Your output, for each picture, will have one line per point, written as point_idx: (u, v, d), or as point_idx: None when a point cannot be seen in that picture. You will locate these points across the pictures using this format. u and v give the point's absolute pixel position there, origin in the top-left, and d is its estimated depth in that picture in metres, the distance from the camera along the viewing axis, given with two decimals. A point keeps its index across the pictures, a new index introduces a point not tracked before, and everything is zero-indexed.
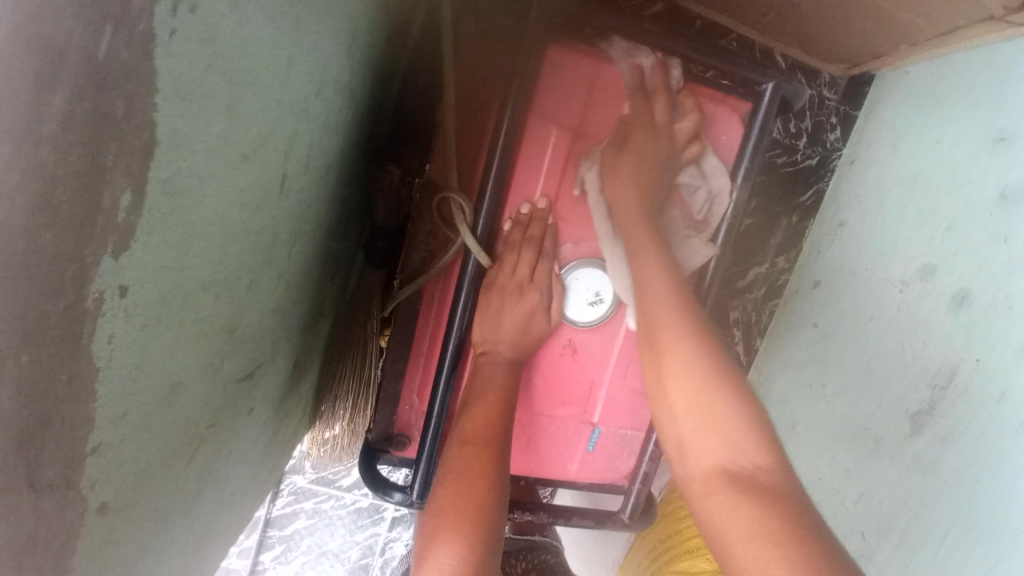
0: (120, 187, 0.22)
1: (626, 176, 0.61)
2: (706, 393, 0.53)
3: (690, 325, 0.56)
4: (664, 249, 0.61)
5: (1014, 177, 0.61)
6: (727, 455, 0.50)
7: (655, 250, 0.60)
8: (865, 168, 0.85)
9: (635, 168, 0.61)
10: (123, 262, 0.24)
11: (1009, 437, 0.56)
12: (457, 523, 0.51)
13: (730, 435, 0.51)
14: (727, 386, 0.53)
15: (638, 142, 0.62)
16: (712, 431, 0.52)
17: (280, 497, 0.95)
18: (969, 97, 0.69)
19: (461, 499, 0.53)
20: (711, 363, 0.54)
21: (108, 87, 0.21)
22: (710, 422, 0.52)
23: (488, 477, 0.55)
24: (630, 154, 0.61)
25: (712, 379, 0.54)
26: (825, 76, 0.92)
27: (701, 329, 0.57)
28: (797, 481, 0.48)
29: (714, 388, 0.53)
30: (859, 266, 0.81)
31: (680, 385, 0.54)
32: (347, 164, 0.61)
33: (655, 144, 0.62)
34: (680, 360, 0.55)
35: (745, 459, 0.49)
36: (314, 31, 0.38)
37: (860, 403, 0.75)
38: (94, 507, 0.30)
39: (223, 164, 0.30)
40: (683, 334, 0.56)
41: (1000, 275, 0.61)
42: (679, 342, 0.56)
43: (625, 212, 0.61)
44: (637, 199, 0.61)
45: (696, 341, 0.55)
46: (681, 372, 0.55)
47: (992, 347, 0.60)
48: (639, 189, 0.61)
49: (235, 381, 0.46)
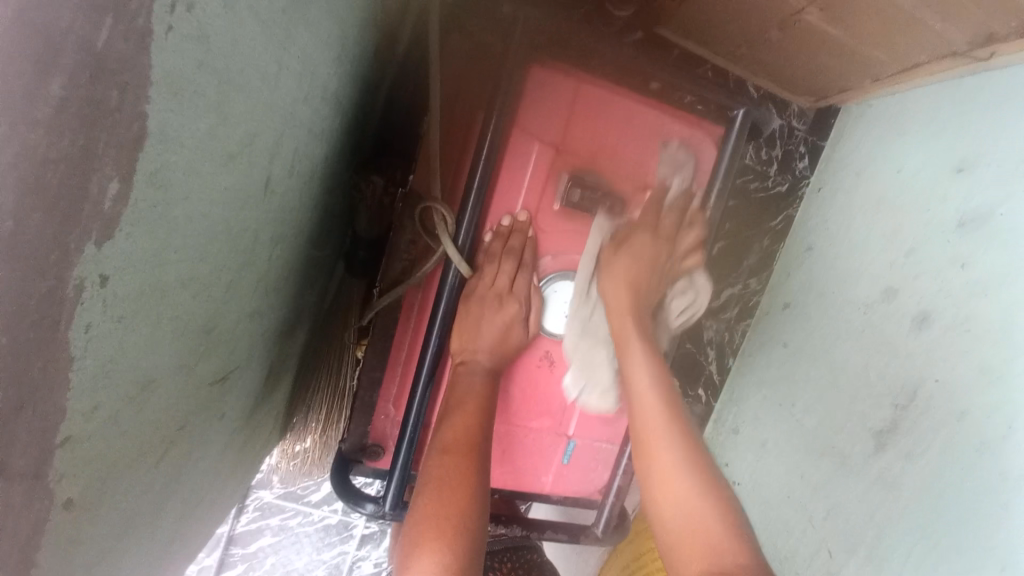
0: (108, 174, 0.23)
1: (620, 263, 0.67)
2: (689, 487, 0.57)
3: (671, 424, 0.61)
4: (649, 343, 0.67)
5: (973, 204, 0.65)
6: (706, 554, 0.52)
7: (643, 345, 0.66)
8: (832, 196, 0.89)
9: (630, 265, 0.68)
10: (106, 251, 0.24)
11: (967, 454, 0.58)
12: (438, 533, 0.51)
13: (711, 536, 0.53)
14: (707, 482, 0.57)
15: (640, 237, 0.68)
16: (692, 527, 0.54)
17: (245, 513, 0.92)
18: (930, 130, 0.73)
19: (441, 509, 0.53)
20: (692, 462, 0.59)
21: (105, 75, 0.21)
22: (691, 519, 0.55)
23: (469, 487, 0.55)
24: (626, 254, 0.68)
25: (693, 477, 0.57)
26: (795, 108, 0.97)
27: (682, 434, 0.61)
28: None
29: (696, 485, 0.57)
30: (826, 289, 0.84)
31: (664, 483, 0.58)
32: (331, 172, 0.61)
33: (657, 248, 0.69)
34: (664, 458, 0.59)
35: (726, 559, 0.51)
36: (304, 38, 0.39)
37: (827, 422, 0.77)
38: (60, 502, 0.29)
39: (210, 159, 0.31)
40: (665, 439, 0.60)
41: (959, 298, 0.64)
42: (661, 441, 0.60)
43: (614, 300, 0.67)
44: (629, 288, 0.67)
45: (678, 441, 0.60)
46: (666, 469, 0.59)
47: (951, 368, 0.62)
48: (630, 284, 0.67)
49: (208, 384, 0.46)
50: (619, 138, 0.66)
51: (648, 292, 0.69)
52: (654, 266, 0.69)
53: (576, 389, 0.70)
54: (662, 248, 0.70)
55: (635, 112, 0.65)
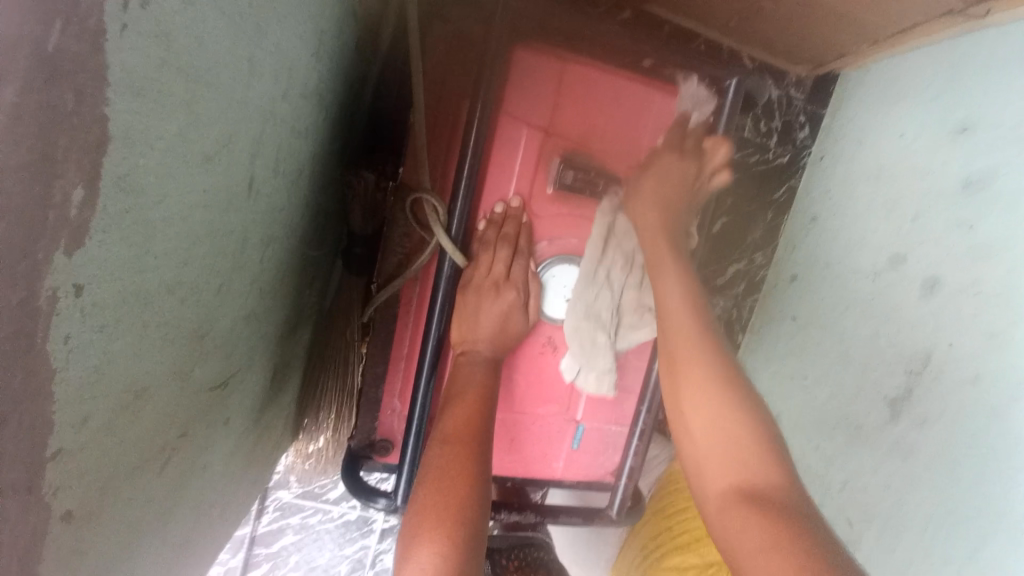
0: (71, 181, 0.22)
1: (646, 186, 0.66)
2: (721, 406, 0.56)
3: (706, 344, 0.60)
4: (682, 264, 0.65)
5: (977, 166, 0.63)
6: (738, 469, 0.52)
7: (676, 271, 0.64)
8: (835, 163, 0.87)
9: (657, 187, 0.66)
10: (77, 261, 0.24)
11: (984, 417, 0.57)
12: (438, 523, 0.50)
13: (745, 454, 0.53)
14: (739, 402, 0.56)
15: (665, 162, 0.66)
16: (725, 445, 0.54)
17: (265, 514, 0.93)
18: (929, 93, 0.72)
19: (442, 498, 0.52)
20: (728, 381, 0.58)
21: (59, 80, 0.20)
22: (721, 435, 0.55)
23: (469, 476, 0.54)
24: (653, 178, 0.66)
25: (723, 396, 0.57)
26: (792, 77, 0.94)
27: (719, 350, 0.60)
28: (809, 504, 0.48)
29: (728, 403, 0.56)
30: (832, 259, 0.82)
31: (695, 406, 0.57)
32: (318, 169, 0.59)
33: (684, 176, 0.68)
34: (696, 379, 0.58)
35: (759, 480, 0.51)
36: (276, 31, 0.38)
37: (839, 392, 0.76)
38: (58, 513, 0.29)
39: (184, 162, 0.30)
40: (701, 355, 0.59)
41: (966, 262, 0.62)
42: (692, 359, 0.59)
43: (644, 222, 0.66)
44: (656, 213, 0.66)
45: (710, 359, 0.59)
46: (693, 389, 0.58)
47: (962, 332, 0.61)
48: (658, 207, 0.66)
49: (207, 389, 0.46)
50: (609, 118, 0.65)
51: (676, 221, 0.68)
52: (678, 194, 0.68)
53: (572, 372, 0.69)
54: (688, 172, 0.68)
55: (624, 89, 0.64)
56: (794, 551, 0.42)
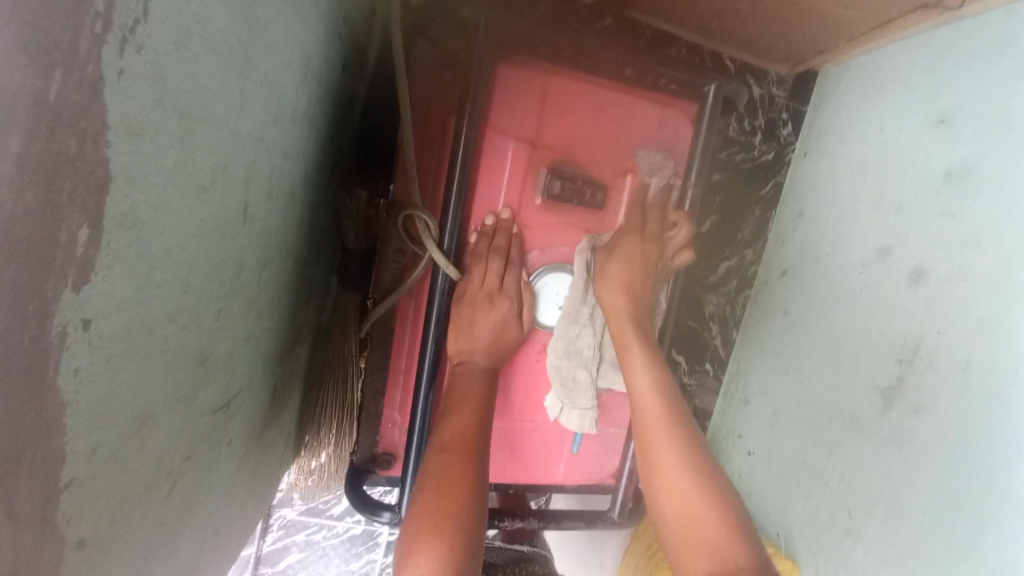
0: (76, 222, 0.23)
1: (613, 266, 0.67)
2: (690, 489, 0.58)
3: (673, 426, 0.62)
4: (645, 333, 0.67)
5: (958, 157, 0.65)
6: (708, 557, 0.53)
7: (641, 339, 0.66)
8: (818, 160, 0.88)
9: (624, 267, 0.67)
10: (84, 296, 0.25)
11: (976, 405, 0.58)
12: (438, 530, 0.51)
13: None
14: (708, 486, 0.58)
15: (630, 242, 0.68)
16: (697, 525, 0.55)
17: (270, 532, 0.93)
18: (907, 86, 0.74)
19: (442, 506, 0.53)
20: (702, 475, 0.59)
21: (61, 128, 0.22)
22: (696, 522, 0.56)
23: (468, 483, 0.55)
24: (619, 258, 0.67)
25: (694, 483, 0.58)
26: (772, 75, 0.96)
27: (687, 431, 0.62)
28: (772, 568, 0.52)
29: (694, 487, 0.58)
30: (820, 254, 0.84)
31: (666, 479, 0.59)
32: (310, 190, 0.61)
33: (649, 249, 0.69)
34: (666, 455, 0.60)
35: (727, 557, 0.52)
36: (265, 63, 0.39)
37: (833, 385, 0.78)
38: (73, 540, 0.30)
39: (182, 194, 0.31)
40: (668, 435, 0.62)
41: (953, 252, 0.64)
42: (665, 443, 0.61)
43: (610, 305, 0.68)
44: (623, 294, 0.67)
45: (683, 443, 0.61)
46: (666, 469, 0.60)
47: (951, 321, 0.62)
48: (625, 287, 0.67)
49: (210, 412, 0.47)
50: (594, 127, 0.66)
51: (642, 298, 0.69)
52: (647, 266, 0.69)
53: (555, 409, 0.70)
54: (653, 251, 0.69)
55: (606, 99, 0.66)
56: None
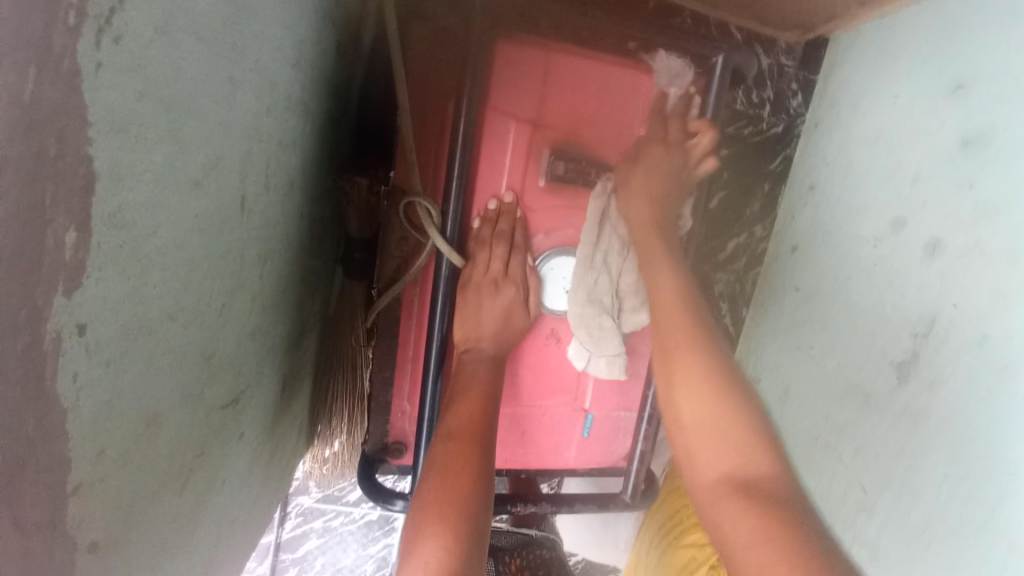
0: (63, 224, 0.23)
1: (635, 179, 0.65)
2: (710, 395, 0.56)
3: (698, 335, 0.60)
4: (675, 255, 0.65)
5: (974, 123, 0.63)
6: (729, 462, 0.53)
7: (668, 259, 0.64)
8: (829, 131, 0.86)
9: (648, 181, 0.65)
10: (77, 300, 0.24)
11: (991, 377, 0.57)
12: (441, 519, 0.50)
13: (739, 445, 0.53)
14: (731, 392, 0.56)
15: (651, 158, 0.65)
16: (714, 426, 0.55)
17: (288, 520, 0.94)
18: (923, 50, 0.71)
19: (446, 494, 0.52)
20: (725, 383, 0.57)
21: (38, 128, 0.21)
22: (717, 430, 0.55)
23: (473, 473, 0.55)
24: (643, 172, 0.65)
25: (713, 380, 0.57)
26: (782, 44, 0.93)
27: (708, 335, 0.61)
28: (795, 481, 0.50)
29: (712, 383, 0.57)
30: (832, 227, 0.82)
31: (686, 387, 0.58)
32: (310, 179, 0.59)
33: (673, 159, 0.66)
34: (688, 361, 0.59)
35: (750, 457, 0.52)
36: (254, 49, 0.38)
37: (847, 359, 0.76)
38: (85, 543, 0.30)
39: (173, 190, 0.31)
40: (693, 342, 0.60)
41: (968, 222, 0.62)
42: (686, 354, 0.60)
43: (636, 219, 0.66)
44: (647, 208, 0.65)
45: (709, 354, 0.59)
46: (685, 380, 0.59)
47: (968, 292, 0.61)
48: (649, 198, 0.65)
49: (219, 408, 0.46)
50: (598, 104, 0.64)
51: (666, 211, 0.66)
52: (669, 176, 0.67)
53: (582, 359, 0.69)
54: (676, 160, 0.67)
55: (611, 74, 0.64)
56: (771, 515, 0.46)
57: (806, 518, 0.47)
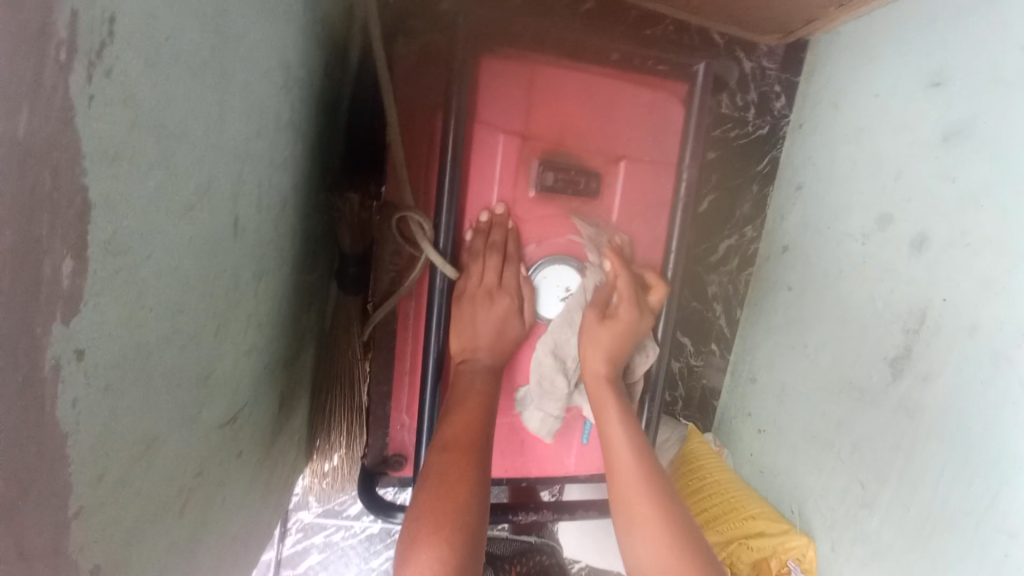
0: (60, 255, 0.23)
1: (602, 330, 0.67)
2: (670, 554, 0.58)
3: (648, 475, 0.63)
4: (626, 405, 0.67)
5: (953, 118, 0.64)
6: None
7: (620, 408, 0.66)
8: (813, 132, 0.87)
9: (612, 334, 0.67)
10: (76, 327, 0.25)
11: (985, 367, 0.58)
12: (437, 529, 0.51)
13: None
14: (694, 556, 0.58)
15: (624, 316, 0.67)
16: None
17: (289, 536, 0.94)
18: (901, 51, 0.72)
19: (441, 505, 0.52)
20: (684, 545, 0.58)
21: (33, 162, 0.21)
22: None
23: (468, 484, 0.55)
24: (610, 323, 0.67)
25: (662, 512, 0.60)
26: (763, 47, 0.94)
27: (654, 472, 0.63)
28: None
29: (677, 548, 0.58)
30: (820, 226, 0.83)
31: (641, 534, 0.59)
32: (304, 197, 0.61)
33: (638, 318, 0.68)
34: (640, 504, 0.61)
35: None
36: (243, 72, 0.38)
37: (840, 356, 0.77)
38: (88, 569, 0.30)
39: (167, 216, 0.31)
40: (643, 485, 0.62)
41: (953, 215, 0.63)
42: (641, 504, 0.61)
43: (594, 369, 0.67)
44: (608, 335, 0.67)
45: (654, 489, 0.62)
46: (644, 533, 0.59)
47: (956, 286, 0.62)
48: (608, 356, 0.67)
49: (218, 427, 0.47)
50: (585, 114, 0.65)
51: (622, 365, 0.68)
52: (633, 339, 0.68)
53: (522, 405, 0.70)
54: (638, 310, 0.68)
55: (596, 84, 0.65)
56: None
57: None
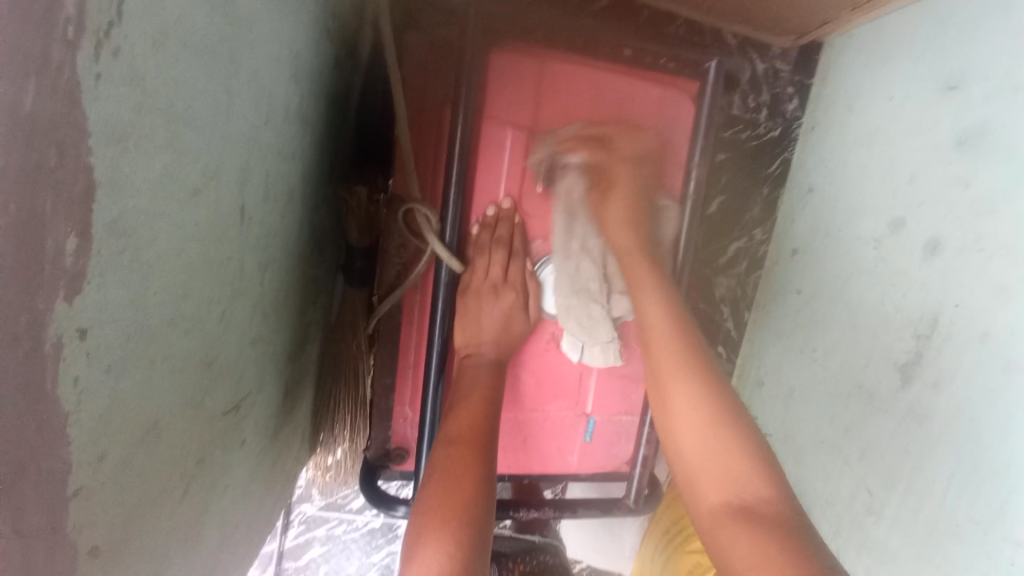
0: (63, 233, 0.23)
1: (610, 210, 0.67)
2: (706, 434, 0.56)
3: (686, 357, 0.61)
4: (662, 284, 0.65)
5: (969, 121, 0.63)
6: (728, 484, 0.53)
7: (656, 289, 0.64)
8: (826, 133, 0.86)
9: (620, 207, 0.67)
10: (78, 307, 0.25)
11: (993, 376, 0.57)
12: (444, 523, 0.50)
13: (731, 465, 0.53)
14: (737, 436, 0.55)
15: (625, 175, 0.68)
16: (715, 460, 0.54)
17: (291, 527, 0.94)
18: (916, 53, 0.71)
19: (448, 499, 0.52)
20: (727, 425, 0.56)
21: (39, 139, 0.21)
22: (714, 456, 0.55)
23: (474, 478, 0.54)
24: (619, 191, 0.67)
25: (702, 392, 0.58)
26: (776, 49, 0.93)
27: (694, 353, 0.61)
28: (797, 504, 0.50)
29: (717, 425, 0.56)
30: (832, 228, 0.82)
31: (677, 411, 0.59)
32: (312, 190, 0.61)
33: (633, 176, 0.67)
34: (680, 389, 0.59)
35: (745, 486, 0.52)
36: (252, 61, 0.38)
37: (850, 361, 0.76)
38: (86, 551, 0.30)
39: (173, 198, 0.31)
40: (682, 367, 0.60)
41: (968, 220, 0.62)
42: (678, 384, 0.60)
43: (620, 244, 0.66)
44: (615, 206, 0.67)
45: (694, 371, 0.60)
46: (683, 413, 0.58)
47: (970, 291, 0.61)
48: (626, 223, 0.67)
49: (221, 414, 0.47)
50: (596, 110, 0.65)
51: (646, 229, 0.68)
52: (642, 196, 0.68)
53: (576, 351, 0.69)
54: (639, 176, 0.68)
55: (605, 81, 0.65)
56: (774, 538, 0.46)
57: (810, 536, 0.47)
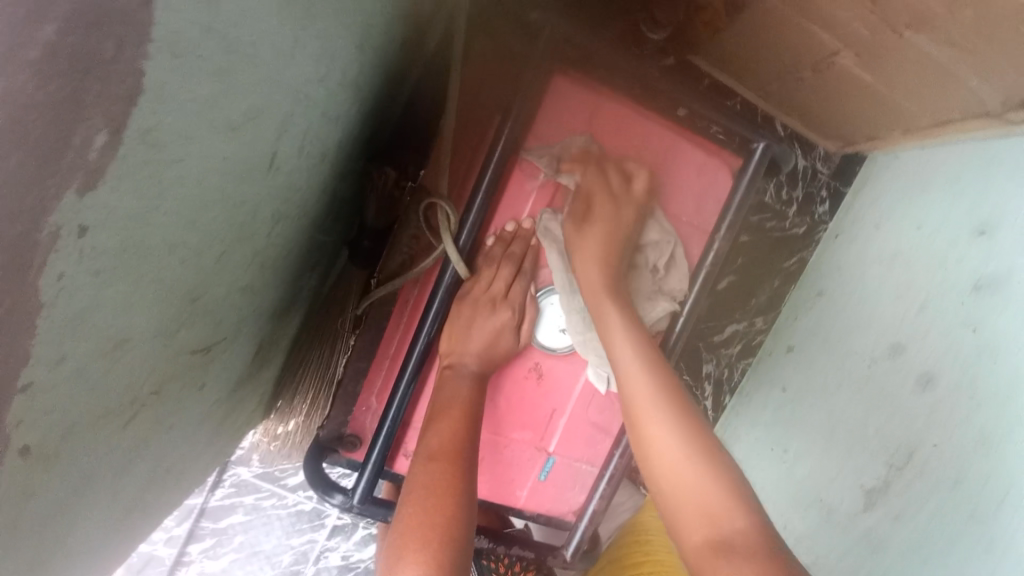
0: (96, 126, 0.23)
1: (589, 233, 0.65)
2: (680, 467, 0.53)
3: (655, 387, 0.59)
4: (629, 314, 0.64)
5: (990, 268, 0.62)
6: (709, 521, 0.49)
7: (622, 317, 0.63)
8: (848, 244, 0.87)
9: (600, 230, 0.66)
10: (87, 203, 0.24)
11: (960, 522, 0.56)
12: (423, 545, 0.49)
13: (707, 502, 0.50)
14: (701, 457, 0.53)
15: (603, 215, 0.66)
16: (693, 495, 0.51)
17: (221, 488, 0.91)
18: (957, 187, 0.70)
19: (430, 520, 0.52)
20: (693, 448, 0.54)
21: (100, 30, 0.21)
22: (691, 491, 0.52)
23: (455, 497, 0.54)
24: (595, 228, 0.66)
25: (673, 421, 0.56)
26: (821, 151, 0.94)
27: (666, 382, 0.59)
28: (776, 541, 0.47)
29: (687, 452, 0.54)
30: (832, 335, 0.82)
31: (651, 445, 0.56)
32: (344, 161, 0.61)
33: (622, 199, 0.66)
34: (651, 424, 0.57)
35: (723, 522, 0.49)
36: (325, 21, 0.39)
37: (819, 472, 0.75)
38: (16, 450, 0.29)
39: (211, 127, 0.31)
40: (652, 401, 0.58)
41: (966, 362, 0.61)
42: (648, 419, 0.57)
43: (585, 280, 0.65)
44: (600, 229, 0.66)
45: (664, 404, 0.58)
46: (655, 449, 0.56)
47: (949, 435, 0.60)
48: (601, 259, 0.65)
49: (190, 352, 0.46)
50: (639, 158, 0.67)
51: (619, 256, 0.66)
52: (622, 235, 0.67)
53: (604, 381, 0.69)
54: (624, 207, 0.66)
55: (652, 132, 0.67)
56: None
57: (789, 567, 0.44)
